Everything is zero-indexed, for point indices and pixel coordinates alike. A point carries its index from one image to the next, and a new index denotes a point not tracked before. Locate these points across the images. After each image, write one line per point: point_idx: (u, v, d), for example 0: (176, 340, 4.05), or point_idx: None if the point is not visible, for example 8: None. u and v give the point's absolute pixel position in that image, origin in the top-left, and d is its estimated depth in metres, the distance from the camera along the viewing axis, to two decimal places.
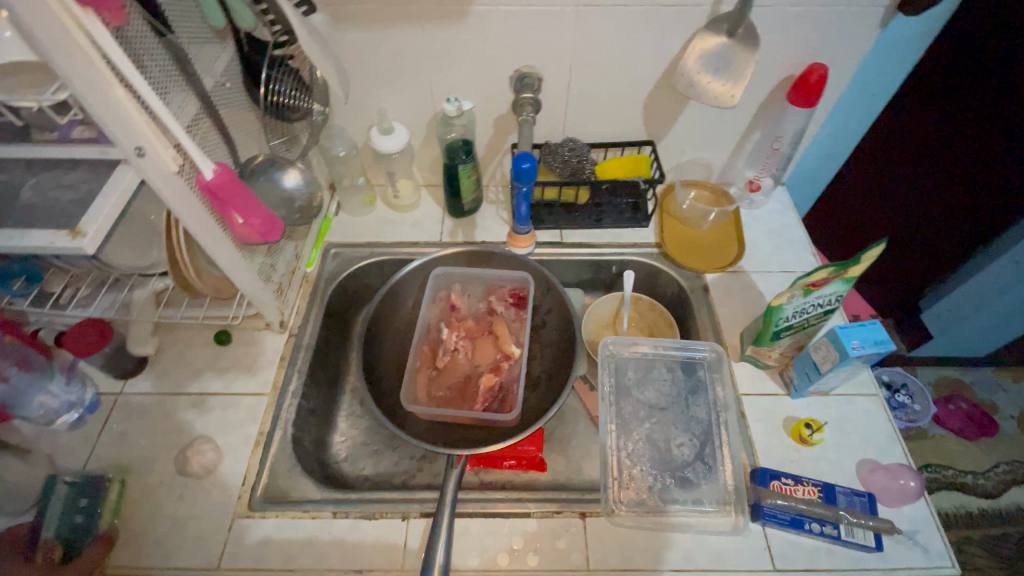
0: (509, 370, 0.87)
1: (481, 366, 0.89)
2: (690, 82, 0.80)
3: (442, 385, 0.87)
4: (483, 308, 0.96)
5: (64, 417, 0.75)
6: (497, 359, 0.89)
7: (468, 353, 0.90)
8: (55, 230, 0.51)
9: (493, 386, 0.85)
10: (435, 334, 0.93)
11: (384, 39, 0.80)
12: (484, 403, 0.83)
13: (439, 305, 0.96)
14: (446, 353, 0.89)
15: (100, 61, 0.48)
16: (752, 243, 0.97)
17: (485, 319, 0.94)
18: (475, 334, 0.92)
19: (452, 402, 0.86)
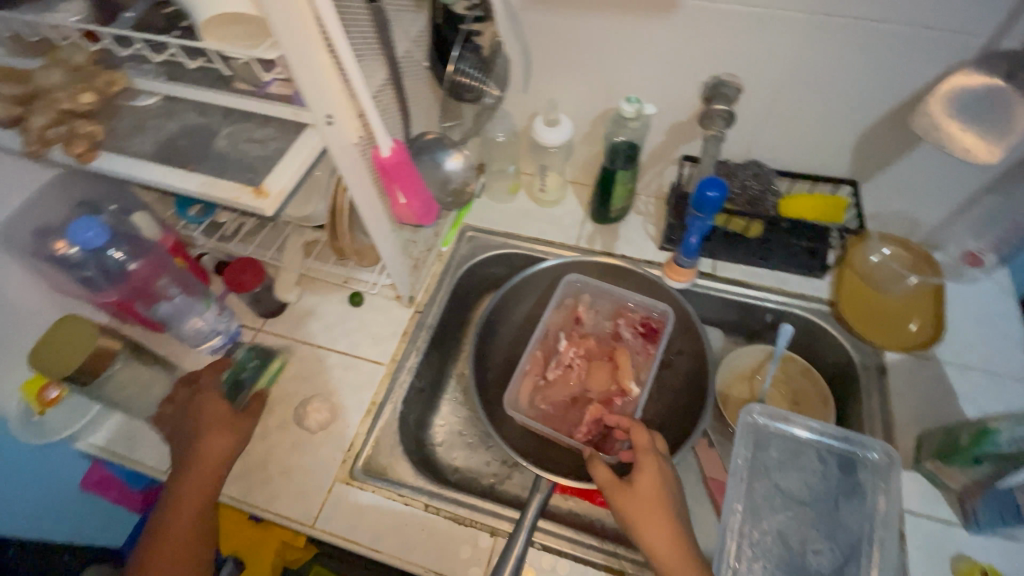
0: (622, 408, 0.78)
1: (592, 393, 0.81)
2: (935, 125, 0.66)
3: (547, 399, 0.81)
4: (608, 329, 0.88)
5: (209, 342, 0.81)
6: (611, 391, 0.80)
7: (582, 374, 0.83)
8: (241, 185, 0.52)
9: (600, 420, 0.77)
10: (552, 344, 0.86)
11: (577, 25, 0.73)
12: (586, 434, 0.76)
13: (563, 312, 0.88)
14: (559, 366, 0.83)
15: (313, 27, 0.47)
16: (953, 327, 0.80)
17: (609, 343, 0.85)
18: (594, 356, 0.84)
19: (553, 421, 0.80)
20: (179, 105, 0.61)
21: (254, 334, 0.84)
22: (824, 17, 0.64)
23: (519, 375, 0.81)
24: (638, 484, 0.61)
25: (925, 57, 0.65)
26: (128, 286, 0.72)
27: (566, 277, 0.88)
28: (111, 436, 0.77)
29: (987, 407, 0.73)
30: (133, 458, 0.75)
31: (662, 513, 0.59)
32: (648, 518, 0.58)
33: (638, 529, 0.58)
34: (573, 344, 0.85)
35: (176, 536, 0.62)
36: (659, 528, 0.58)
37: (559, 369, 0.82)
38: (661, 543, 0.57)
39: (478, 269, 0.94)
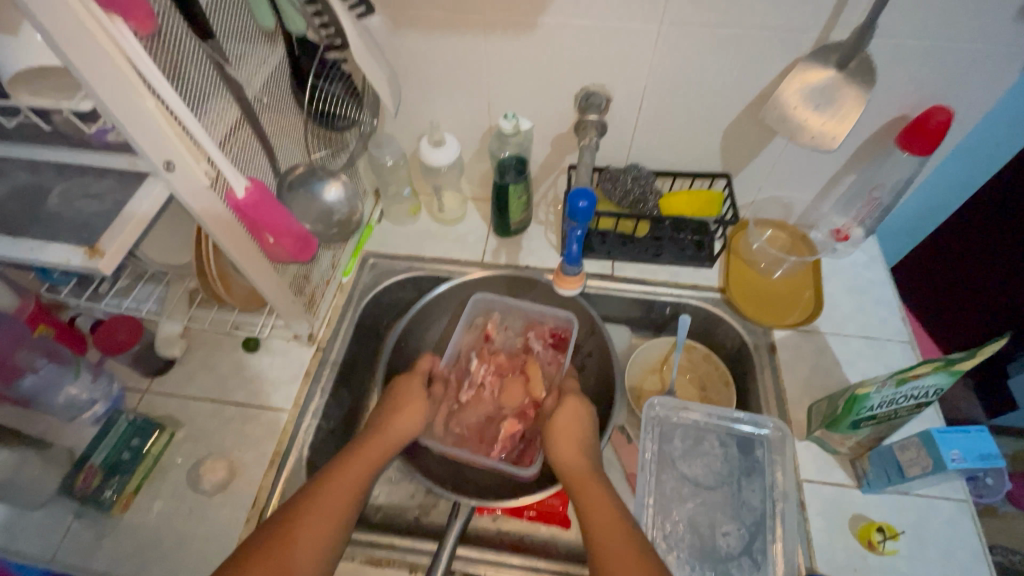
0: (536, 419, 0.80)
1: (506, 409, 0.82)
2: (784, 117, 0.71)
3: (460, 424, 0.82)
4: (518, 344, 0.90)
5: (88, 412, 0.75)
6: (524, 404, 0.82)
7: (495, 391, 0.84)
8: (74, 246, 0.48)
9: (516, 434, 0.79)
10: (463, 365, 0.87)
11: (443, 46, 0.73)
12: (503, 450, 0.78)
13: (473, 332, 0.90)
14: (472, 386, 0.84)
15: (128, 71, 0.44)
16: (830, 299, 0.86)
17: (520, 357, 0.88)
18: (506, 371, 0.86)
19: (469, 444, 0.81)
20: (6, 164, 0.56)
21: (141, 395, 0.78)
22: (670, 25, 0.68)
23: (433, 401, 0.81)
24: (555, 416, 0.71)
25: (765, 56, 0.70)
26: None
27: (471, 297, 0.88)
28: None
29: (865, 370, 0.79)
30: (6, 554, 0.67)
31: (574, 436, 0.68)
32: (560, 438, 0.68)
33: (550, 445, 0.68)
34: (484, 362, 0.86)
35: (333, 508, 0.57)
36: (569, 445, 0.67)
37: (472, 390, 0.84)
38: (572, 459, 0.65)
39: (384, 296, 0.92)
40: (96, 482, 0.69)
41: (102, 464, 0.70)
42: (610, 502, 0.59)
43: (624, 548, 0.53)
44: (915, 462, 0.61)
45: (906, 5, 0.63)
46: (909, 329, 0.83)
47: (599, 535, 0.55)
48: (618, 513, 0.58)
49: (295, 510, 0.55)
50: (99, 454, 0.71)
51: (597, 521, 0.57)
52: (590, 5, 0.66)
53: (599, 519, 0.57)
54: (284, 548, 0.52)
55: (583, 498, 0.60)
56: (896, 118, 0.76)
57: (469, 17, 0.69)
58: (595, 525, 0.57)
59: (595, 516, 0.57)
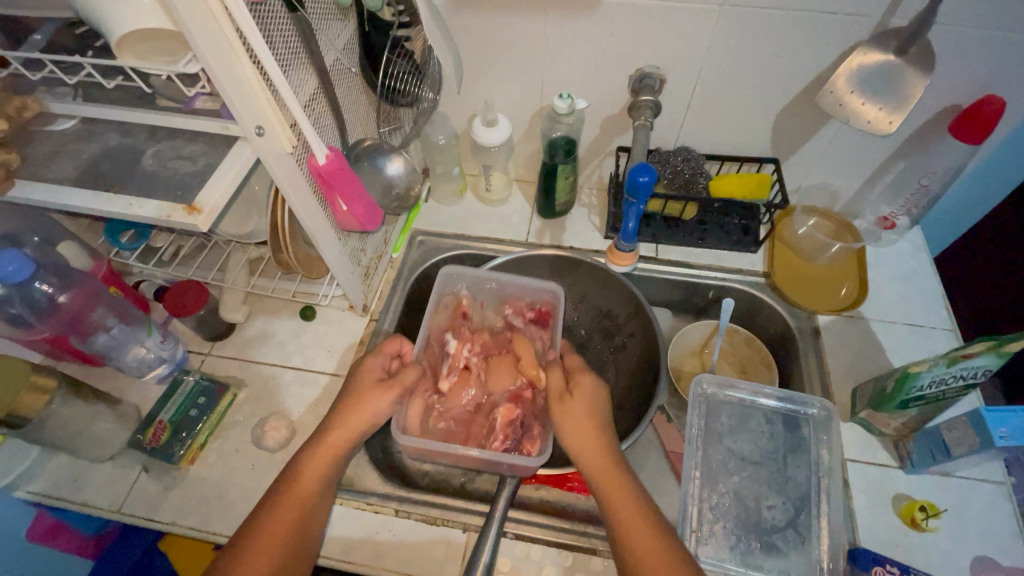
0: (533, 402, 0.75)
1: (496, 395, 0.77)
2: (840, 102, 0.71)
3: (443, 417, 0.76)
4: (498, 321, 0.87)
5: (155, 371, 0.78)
6: (516, 386, 0.77)
7: (479, 374, 0.78)
8: (172, 203, 0.51)
9: (514, 421, 0.74)
10: (439, 350, 0.81)
11: (504, 26, 0.75)
12: (503, 440, 0.72)
13: (446, 312, 0.84)
14: (455, 370, 0.78)
15: (234, 37, 0.47)
16: (874, 286, 0.86)
17: (503, 334, 0.84)
18: (492, 351, 0.81)
19: (456, 437, 0.76)
20: (100, 127, 0.59)
21: (204, 357, 0.81)
22: (729, 8, 0.69)
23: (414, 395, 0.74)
24: (568, 410, 0.63)
25: (822, 41, 0.71)
26: (58, 318, 0.70)
27: (443, 269, 0.86)
28: (56, 479, 0.72)
29: (909, 356, 0.80)
30: (84, 499, 0.71)
31: (593, 426, 0.62)
32: (578, 426, 0.62)
33: (566, 440, 0.63)
34: (464, 342, 0.80)
35: (314, 473, 0.61)
36: (588, 439, 0.61)
37: (455, 375, 0.77)
38: (594, 457, 0.61)
39: (432, 273, 0.94)
40: (165, 437, 0.73)
41: (171, 420, 0.75)
42: (642, 516, 0.57)
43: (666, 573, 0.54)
44: (962, 441, 0.62)
45: None
46: (953, 318, 0.83)
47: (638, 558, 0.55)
48: (653, 529, 0.56)
49: (292, 473, 0.60)
50: (168, 411, 0.75)
51: (634, 546, 0.55)
52: None
53: (636, 540, 0.55)
54: (283, 510, 0.58)
55: (614, 510, 0.58)
56: (949, 107, 0.76)
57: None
58: (630, 545, 0.56)
59: (632, 538, 0.56)
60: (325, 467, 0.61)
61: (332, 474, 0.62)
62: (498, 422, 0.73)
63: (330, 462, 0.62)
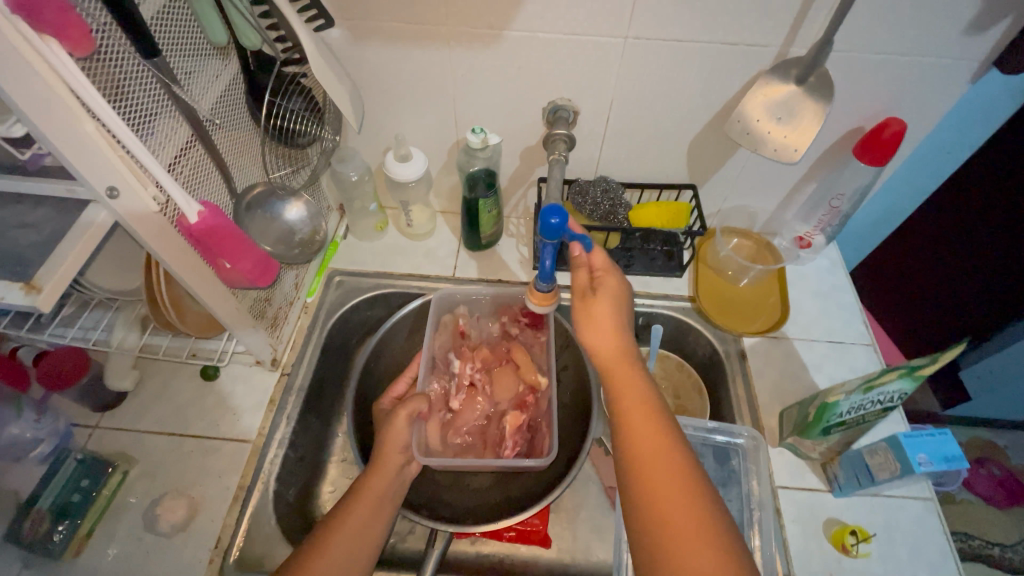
0: (537, 406, 0.77)
1: (503, 403, 0.78)
2: (747, 130, 0.71)
3: (459, 432, 0.76)
4: (495, 332, 0.85)
5: (33, 454, 0.68)
6: (521, 391, 0.78)
7: (486, 388, 0.79)
8: (7, 282, 0.44)
9: (522, 425, 0.75)
10: (447, 368, 0.80)
11: (408, 59, 0.71)
12: (514, 446, 0.73)
13: (446, 332, 0.83)
14: (462, 388, 0.78)
15: (64, 94, 0.41)
16: (796, 305, 0.88)
17: (502, 346, 0.83)
18: (493, 364, 0.81)
19: (474, 450, 0.76)
20: None
21: (91, 431, 0.72)
22: (634, 39, 0.68)
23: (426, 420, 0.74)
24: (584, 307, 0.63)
25: (729, 70, 0.71)
26: None
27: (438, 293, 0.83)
28: None
29: (831, 373, 0.81)
30: None
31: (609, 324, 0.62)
32: (596, 327, 0.62)
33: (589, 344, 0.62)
34: (467, 360, 0.80)
35: (356, 520, 0.59)
36: (605, 337, 0.62)
37: (463, 393, 0.78)
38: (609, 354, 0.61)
39: (352, 315, 0.89)
40: (44, 528, 0.64)
41: (51, 507, 0.65)
42: (646, 409, 0.55)
43: (660, 461, 0.51)
44: (885, 466, 0.63)
45: (861, 21, 0.65)
46: (871, 331, 0.86)
47: (636, 447, 0.53)
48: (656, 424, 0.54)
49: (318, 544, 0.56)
50: (47, 497, 0.65)
51: (636, 440, 0.53)
52: (556, 19, 0.66)
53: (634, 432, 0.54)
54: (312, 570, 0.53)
55: (619, 400, 0.57)
56: (853, 129, 0.78)
57: (434, 29, 0.67)
58: (628, 437, 0.54)
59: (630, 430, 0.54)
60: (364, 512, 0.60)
61: (368, 533, 0.59)
62: (508, 430, 0.73)
63: (371, 507, 0.61)
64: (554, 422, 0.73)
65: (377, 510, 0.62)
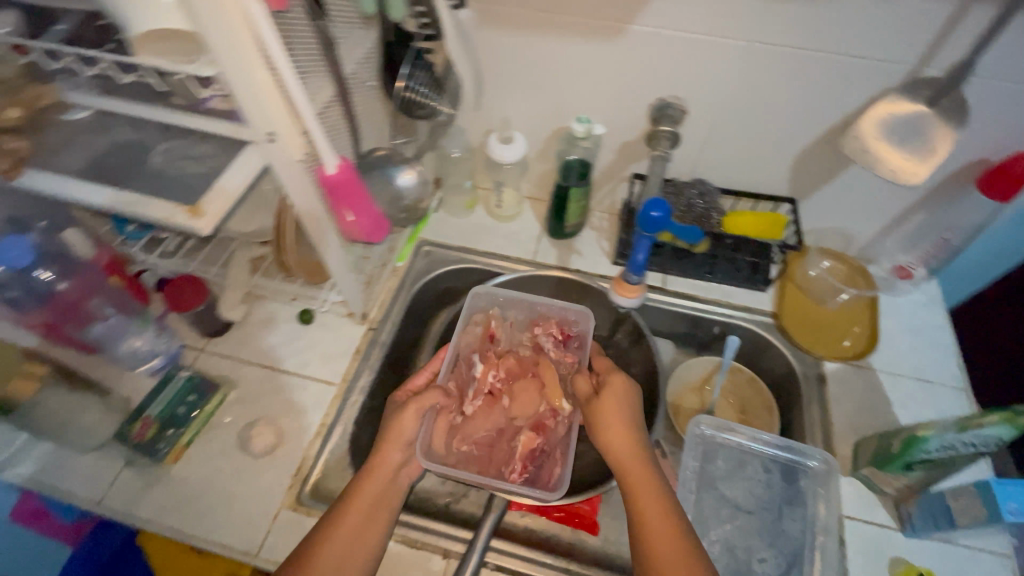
0: (554, 431, 0.76)
1: (519, 421, 0.77)
2: (864, 148, 0.69)
3: (467, 439, 0.76)
4: (525, 346, 0.85)
5: (147, 365, 0.76)
6: (539, 413, 0.77)
7: (505, 399, 0.79)
8: (177, 204, 0.49)
9: (532, 451, 0.74)
10: (468, 372, 0.80)
11: (529, 45, 0.74)
12: (521, 471, 0.72)
13: (474, 332, 0.84)
14: (479, 396, 0.78)
15: (254, 44, 0.46)
16: (885, 337, 0.84)
17: (529, 359, 0.83)
18: (517, 374, 0.81)
19: (479, 461, 0.75)
20: (117, 121, 0.57)
21: (199, 354, 0.80)
22: (759, 44, 0.68)
23: (435, 418, 0.74)
24: (599, 408, 0.64)
25: (852, 85, 0.69)
26: (54, 306, 0.67)
27: (474, 292, 0.85)
28: (37, 467, 0.71)
29: (915, 412, 0.77)
30: (60, 490, 0.69)
31: (626, 427, 0.62)
32: (609, 422, 0.63)
33: (601, 437, 0.62)
34: (490, 368, 0.80)
35: (358, 506, 0.60)
36: (620, 433, 0.62)
37: (480, 400, 0.78)
38: (623, 450, 0.60)
39: (434, 284, 0.93)
40: (151, 434, 0.71)
41: (158, 417, 0.72)
42: (673, 534, 0.53)
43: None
44: (967, 511, 0.60)
45: (1010, 47, 0.62)
46: (965, 377, 0.81)
47: None
48: (685, 549, 0.52)
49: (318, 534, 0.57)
50: (156, 407, 0.73)
51: (654, 553, 0.52)
52: (683, 17, 0.67)
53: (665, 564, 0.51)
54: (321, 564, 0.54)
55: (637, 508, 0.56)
56: (976, 161, 0.74)
57: (560, 20, 0.70)
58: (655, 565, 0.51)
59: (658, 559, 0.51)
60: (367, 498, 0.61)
61: (368, 531, 0.59)
62: (518, 451, 0.73)
63: (375, 492, 0.62)
64: (570, 454, 0.72)
65: (375, 508, 0.61)
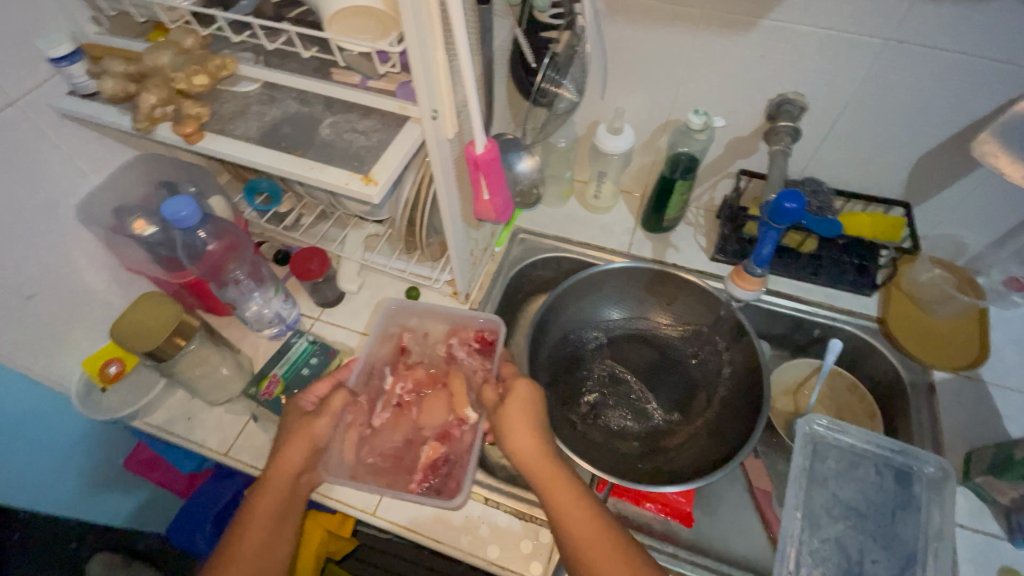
0: (460, 440, 0.70)
1: (426, 430, 0.72)
2: (995, 153, 0.68)
3: (374, 451, 0.71)
4: (440, 353, 0.80)
5: (270, 328, 0.81)
6: (447, 422, 0.72)
7: (414, 409, 0.74)
8: (350, 172, 0.53)
9: (438, 460, 0.69)
10: (379, 383, 0.76)
11: (653, 37, 0.75)
12: (423, 480, 0.68)
13: (388, 344, 0.80)
14: (388, 406, 0.74)
15: (438, 24, 0.49)
16: (996, 349, 0.82)
17: (441, 369, 0.78)
18: (426, 385, 0.76)
19: (385, 473, 0.70)
20: (281, 93, 0.60)
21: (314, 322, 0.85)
22: (898, 43, 0.67)
23: (341, 428, 0.69)
24: (505, 424, 0.62)
25: (992, 88, 0.67)
26: (202, 263, 0.72)
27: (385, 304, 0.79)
28: (167, 417, 0.76)
29: None
30: (193, 439, 0.74)
31: (533, 433, 0.61)
32: (516, 430, 0.61)
33: (510, 446, 0.61)
34: (400, 378, 0.77)
35: (265, 510, 0.59)
36: (527, 441, 0.61)
37: (388, 411, 0.73)
38: (532, 457, 0.60)
39: (528, 271, 0.96)
40: (277, 392, 0.74)
41: (284, 376, 0.76)
42: (604, 538, 0.54)
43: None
44: None
45: None
46: None
47: None
48: (618, 545, 0.54)
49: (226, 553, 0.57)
50: (281, 367, 0.77)
51: (589, 561, 0.53)
52: (822, 13, 0.66)
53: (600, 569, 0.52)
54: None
55: (560, 518, 0.56)
56: None
57: (690, 13, 0.70)
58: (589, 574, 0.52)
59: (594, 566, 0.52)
60: (271, 506, 0.60)
61: (277, 532, 0.59)
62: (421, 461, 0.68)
63: (283, 496, 0.61)
64: (473, 459, 0.67)
65: (285, 513, 0.61)
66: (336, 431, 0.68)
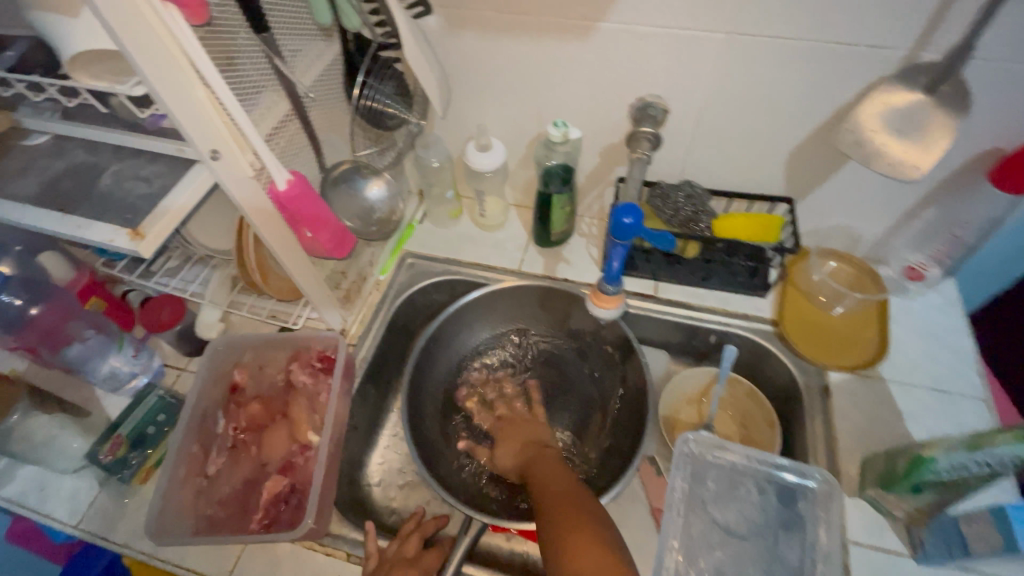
0: (304, 467, 0.69)
1: (270, 465, 0.70)
2: (859, 141, 0.63)
3: (213, 500, 0.68)
4: (278, 382, 0.77)
5: (127, 384, 0.77)
6: (291, 452, 0.71)
7: (255, 448, 0.71)
8: (119, 226, 0.48)
9: (279, 495, 0.67)
10: (212, 428, 0.72)
11: (497, 49, 0.72)
12: (264, 518, 0.66)
13: (220, 384, 0.75)
14: (224, 450, 0.71)
15: (183, 60, 0.44)
16: (898, 342, 0.78)
17: (281, 400, 0.75)
18: (264, 421, 0.73)
19: (230, 521, 0.66)
20: (69, 143, 0.56)
21: (179, 373, 0.80)
22: (739, 37, 0.63)
23: (169, 486, 0.65)
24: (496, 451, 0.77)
25: (842, 75, 0.64)
26: (31, 331, 0.69)
27: (211, 344, 0.72)
28: (20, 489, 0.71)
29: (931, 426, 0.71)
30: (42, 512, 0.69)
31: (520, 445, 0.77)
32: (510, 440, 0.77)
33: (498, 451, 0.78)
34: (233, 420, 0.73)
35: None
36: (512, 446, 0.77)
37: (224, 455, 0.71)
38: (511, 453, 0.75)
39: (419, 296, 0.91)
40: (121, 452, 0.71)
41: (129, 435, 0.72)
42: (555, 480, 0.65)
43: (576, 516, 0.57)
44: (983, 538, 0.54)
45: (1011, 24, 0.55)
46: (987, 385, 0.74)
47: (552, 499, 0.61)
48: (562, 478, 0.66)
49: None
50: (127, 426, 0.72)
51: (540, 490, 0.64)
52: (655, 11, 0.63)
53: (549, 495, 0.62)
54: None
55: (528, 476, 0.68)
56: (986, 152, 0.67)
57: (522, 23, 0.68)
58: (545, 499, 0.61)
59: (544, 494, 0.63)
60: None
61: None
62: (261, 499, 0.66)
63: None
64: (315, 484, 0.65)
65: None
66: (162, 493, 0.64)
